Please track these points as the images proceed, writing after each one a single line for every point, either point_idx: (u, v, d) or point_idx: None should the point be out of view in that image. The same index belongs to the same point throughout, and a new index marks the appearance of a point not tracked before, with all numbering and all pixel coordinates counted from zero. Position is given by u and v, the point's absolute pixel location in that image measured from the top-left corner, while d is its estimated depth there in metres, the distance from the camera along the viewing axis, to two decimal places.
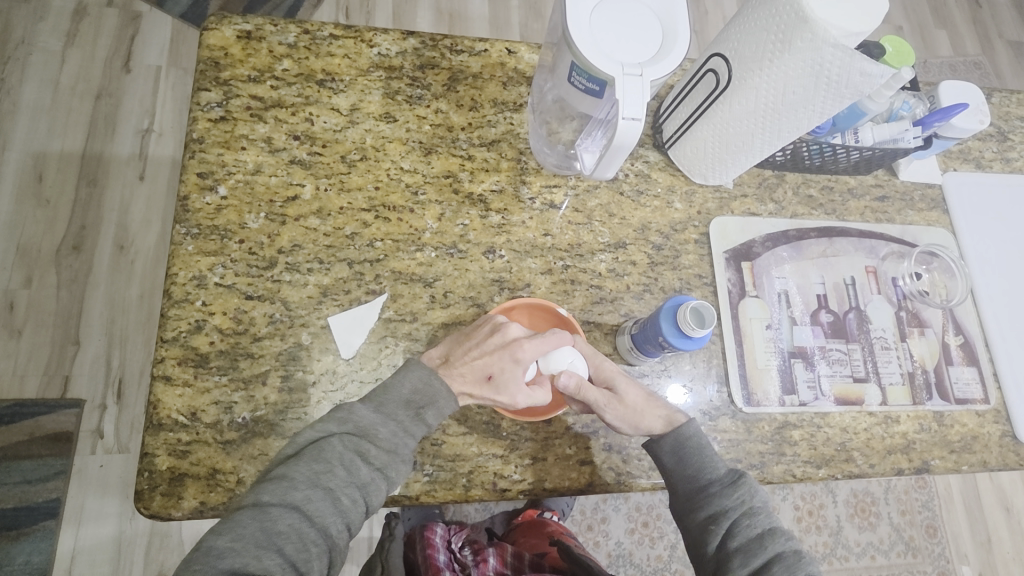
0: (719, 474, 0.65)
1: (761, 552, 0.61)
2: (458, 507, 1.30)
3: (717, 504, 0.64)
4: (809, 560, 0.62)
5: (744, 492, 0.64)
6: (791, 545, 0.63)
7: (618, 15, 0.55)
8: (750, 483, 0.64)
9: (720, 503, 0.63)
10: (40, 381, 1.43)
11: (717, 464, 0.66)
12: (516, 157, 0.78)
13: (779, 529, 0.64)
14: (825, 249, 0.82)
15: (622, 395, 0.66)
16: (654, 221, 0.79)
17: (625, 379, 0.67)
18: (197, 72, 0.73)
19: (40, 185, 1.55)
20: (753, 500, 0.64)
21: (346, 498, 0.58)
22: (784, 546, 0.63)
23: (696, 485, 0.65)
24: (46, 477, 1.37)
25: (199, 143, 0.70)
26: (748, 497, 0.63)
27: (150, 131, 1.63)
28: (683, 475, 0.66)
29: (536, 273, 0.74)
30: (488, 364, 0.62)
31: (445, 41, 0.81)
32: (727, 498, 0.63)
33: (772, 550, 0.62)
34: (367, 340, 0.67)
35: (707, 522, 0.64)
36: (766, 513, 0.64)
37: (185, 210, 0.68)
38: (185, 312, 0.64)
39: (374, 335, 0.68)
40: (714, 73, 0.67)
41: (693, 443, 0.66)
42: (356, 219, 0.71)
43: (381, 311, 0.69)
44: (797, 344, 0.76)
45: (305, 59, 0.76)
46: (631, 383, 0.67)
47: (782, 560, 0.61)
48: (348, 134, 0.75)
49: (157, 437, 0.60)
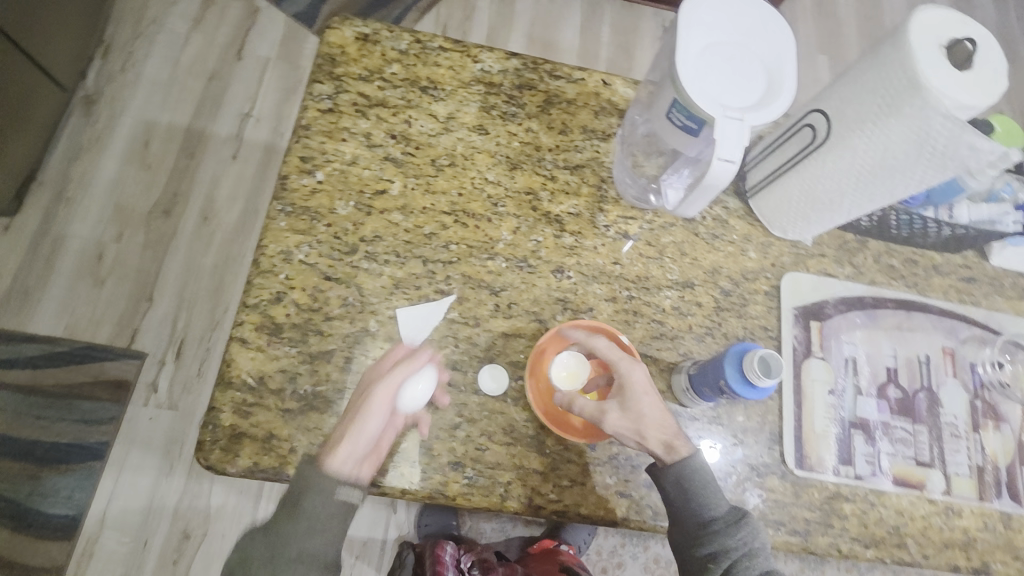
0: (721, 512, 0.64)
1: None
2: (475, 523, 1.30)
3: (721, 543, 0.63)
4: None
5: (747, 534, 0.63)
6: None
7: (727, 58, 0.56)
8: (755, 526, 0.64)
9: (723, 542, 0.63)
10: (113, 330, 1.53)
11: (720, 502, 0.64)
12: (597, 184, 0.80)
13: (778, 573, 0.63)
14: (901, 322, 0.78)
15: (633, 407, 0.65)
16: (725, 267, 0.78)
17: (645, 392, 0.66)
18: (315, 66, 0.79)
19: (146, 151, 1.68)
20: (754, 544, 0.63)
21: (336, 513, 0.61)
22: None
23: (700, 523, 0.64)
24: (101, 420, 1.45)
25: (306, 129, 0.75)
26: (750, 540, 0.63)
27: (249, 115, 1.75)
28: (687, 509, 0.64)
29: (600, 298, 0.74)
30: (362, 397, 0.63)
31: (545, 66, 0.84)
32: (733, 538, 0.62)
33: None
34: (430, 336, 0.69)
35: (708, 559, 0.63)
36: (765, 555, 0.63)
37: (284, 188, 0.72)
38: (268, 282, 0.68)
39: (437, 334, 0.70)
40: (812, 128, 0.67)
41: (698, 477, 0.64)
42: (436, 220, 0.74)
43: (446, 312, 0.71)
44: (860, 415, 0.73)
45: (413, 66, 0.81)
46: (650, 399, 0.66)
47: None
48: (442, 140, 0.78)
49: (225, 394, 0.63)
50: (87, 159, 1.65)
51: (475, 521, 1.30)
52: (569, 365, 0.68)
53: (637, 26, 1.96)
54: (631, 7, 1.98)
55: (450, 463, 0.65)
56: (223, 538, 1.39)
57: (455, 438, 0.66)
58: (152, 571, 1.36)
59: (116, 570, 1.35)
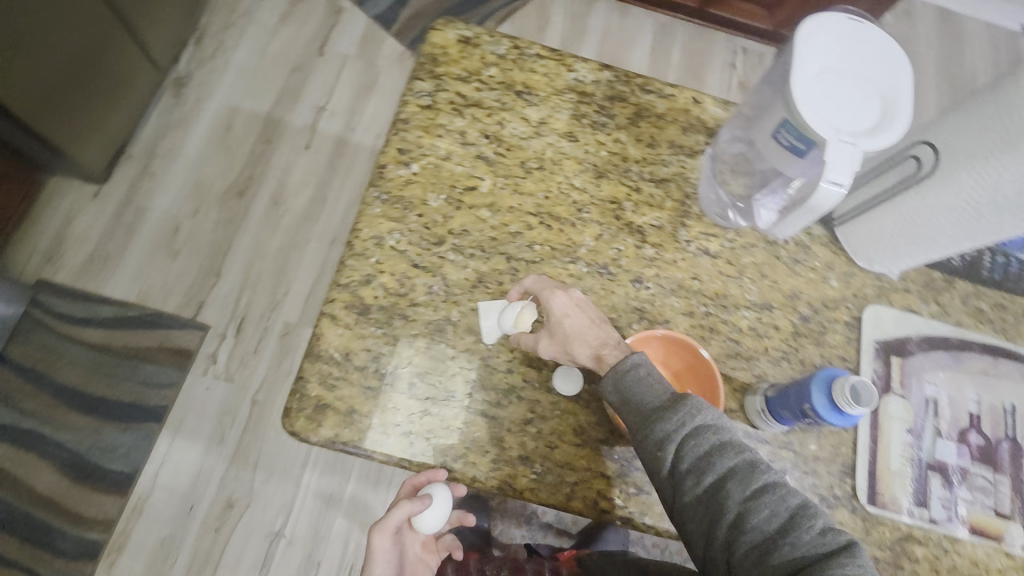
0: (657, 399, 0.62)
1: (710, 470, 0.57)
2: (506, 528, 1.33)
3: (657, 426, 0.60)
4: (765, 470, 0.56)
5: (684, 412, 0.59)
6: (744, 457, 0.57)
7: (841, 83, 0.56)
8: (693, 403, 0.60)
9: (661, 427, 0.59)
10: (181, 300, 1.60)
11: (655, 390, 0.62)
12: (681, 199, 0.80)
13: (730, 443, 0.58)
14: (988, 367, 0.76)
15: (558, 332, 0.67)
16: (805, 292, 0.78)
17: (566, 316, 0.67)
18: (417, 63, 0.82)
19: (226, 134, 1.77)
20: (695, 422, 0.59)
21: None
22: (735, 459, 0.57)
23: (642, 412, 0.62)
24: (162, 384, 1.52)
25: (405, 123, 0.78)
26: (688, 419, 0.59)
27: (325, 108, 1.82)
28: (628, 404, 0.63)
29: (677, 311, 0.75)
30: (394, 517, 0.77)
31: (638, 80, 0.86)
32: (667, 421, 0.59)
33: (724, 465, 0.57)
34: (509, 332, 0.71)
35: (655, 449, 0.60)
36: (714, 432, 0.58)
37: (381, 177, 0.75)
38: (359, 264, 0.71)
39: None
40: (916, 160, 0.66)
41: (626, 378, 0.63)
42: (522, 220, 0.76)
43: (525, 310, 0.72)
44: (938, 458, 0.71)
45: (510, 70, 0.83)
46: (573, 320, 0.67)
47: (734, 475, 0.56)
48: (532, 143, 0.80)
49: (313, 365, 0.66)
50: (173, 138, 1.75)
51: (506, 525, 1.33)
52: (516, 317, 0.69)
53: (708, 49, 1.95)
54: (704, 30, 1.97)
55: (520, 457, 0.67)
56: (264, 511, 1.43)
57: (526, 433, 0.68)
58: (195, 535, 1.41)
59: (163, 529, 1.41)
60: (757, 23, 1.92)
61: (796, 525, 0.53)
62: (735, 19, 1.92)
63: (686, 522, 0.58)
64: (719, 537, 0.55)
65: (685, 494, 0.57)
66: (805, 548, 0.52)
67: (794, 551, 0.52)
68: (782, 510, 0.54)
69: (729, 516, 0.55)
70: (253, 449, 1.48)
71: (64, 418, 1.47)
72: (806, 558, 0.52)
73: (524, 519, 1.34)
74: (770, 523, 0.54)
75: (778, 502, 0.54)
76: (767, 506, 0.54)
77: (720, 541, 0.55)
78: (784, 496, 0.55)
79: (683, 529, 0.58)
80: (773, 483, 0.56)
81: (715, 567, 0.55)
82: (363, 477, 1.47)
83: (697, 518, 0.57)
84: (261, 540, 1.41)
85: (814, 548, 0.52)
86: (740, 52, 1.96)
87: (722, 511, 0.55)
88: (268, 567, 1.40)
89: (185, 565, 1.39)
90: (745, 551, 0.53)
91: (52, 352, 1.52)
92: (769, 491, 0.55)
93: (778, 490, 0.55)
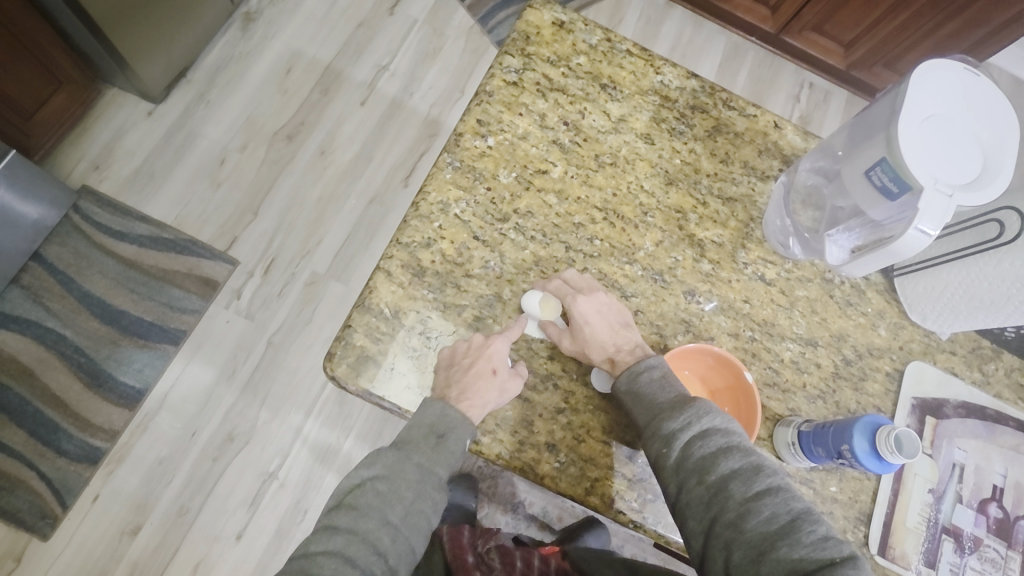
0: (669, 399, 0.63)
1: (713, 469, 0.58)
2: (491, 512, 1.35)
3: (664, 424, 0.61)
4: (769, 473, 0.56)
5: (691, 413, 0.61)
6: (749, 460, 0.57)
7: (947, 132, 0.55)
8: (701, 405, 0.61)
9: (668, 425, 0.61)
10: (215, 231, 1.61)
11: (666, 393, 0.64)
12: (746, 221, 0.79)
13: (736, 445, 0.58)
14: (1020, 444, 0.75)
15: (579, 334, 0.68)
16: (852, 335, 0.77)
17: (588, 321, 0.68)
18: (509, 39, 0.82)
19: (286, 76, 1.77)
20: (702, 423, 0.60)
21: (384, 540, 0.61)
22: (739, 461, 0.57)
23: (652, 410, 0.64)
24: (184, 309, 1.54)
25: (488, 96, 0.79)
26: (694, 419, 0.61)
27: (386, 69, 1.81)
28: (640, 402, 0.65)
29: (722, 330, 0.75)
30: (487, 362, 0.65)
31: (722, 94, 0.84)
32: (672, 418, 0.61)
33: (726, 467, 0.57)
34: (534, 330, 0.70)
35: (662, 446, 0.61)
36: (722, 434, 0.59)
37: (456, 145, 0.75)
38: (422, 227, 0.71)
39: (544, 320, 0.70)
40: (998, 227, 0.65)
41: (640, 380, 0.65)
42: (586, 213, 0.76)
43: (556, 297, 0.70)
44: (954, 523, 0.71)
45: (599, 61, 0.83)
46: (595, 325, 0.68)
47: (737, 475, 0.57)
48: (609, 138, 0.80)
49: (361, 316, 0.67)
50: (234, 71, 1.75)
51: (492, 509, 1.34)
52: (543, 305, 0.69)
53: (774, 79, 1.92)
54: (774, 58, 1.94)
55: (547, 443, 0.67)
56: (261, 451, 1.45)
57: (556, 422, 0.68)
58: (192, 461, 1.43)
59: (162, 449, 1.43)
60: (829, 61, 1.87)
61: (796, 528, 0.53)
62: (808, 52, 1.88)
63: (686, 519, 0.58)
64: (717, 534, 0.55)
65: (688, 492, 0.58)
66: (804, 552, 0.51)
67: (792, 553, 0.51)
68: (783, 512, 0.54)
69: (729, 514, 0.55)
70: (261, 388, 1.49)
71: (85, 324, 1.49)
72: (807, 561, 0.51)
73: (510, 506, 1.35)
74: (769, 524, 0.54)
75: (778, 505, 0.54)
76: (767, 508, 0.54)
77: (718, 539, 0.55)
78: (786, 500, 0.55)
79: (684, 527, 0.59)
80: (775, 486, 0.55)
81: (714, 566, 0.55)
82: (361, 436, 1.48)
83: (697, 515, 0.57)
84: (254, 478, 1.43)
85: (812, 553, 0.51)
86: (806, 86, 1.92)
87: (723, 508, 0.56)
88: (256, 506, 1.42)
89: (177, 488, 1.41)
90: (743, 550, 0.53)
91: (84, 259, 1.54)
92: (770, 493, 0.55)
93: (779, 493, 0.55)
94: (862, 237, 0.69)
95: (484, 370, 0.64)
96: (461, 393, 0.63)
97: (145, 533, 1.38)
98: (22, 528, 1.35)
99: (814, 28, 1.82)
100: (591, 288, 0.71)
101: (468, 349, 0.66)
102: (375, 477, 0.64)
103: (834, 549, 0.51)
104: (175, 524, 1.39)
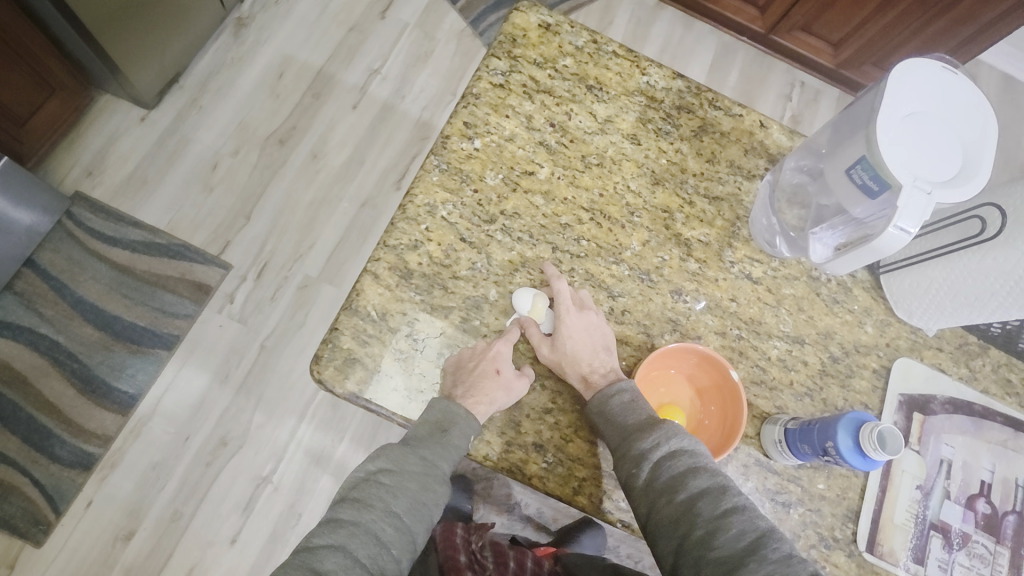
0: (637, 422, 0.64)
1: (682, 489, 0.58)
2: (486, 513, 1.35)
3: (634, 445, 0.62)
4: (735, 493, 0.57)
5: (660, 433, 0.61)
6: (716, 480, 0.58)
7: (929, 130, 0.56)
8: (668, 427, 0.62)
9: (638, 444, 0.61)
10: (208, 236, 1.61)
11: (635, 416, 0.64)
12: (732, 220, 0.80)
13: (703, 465, 0.59)
14: (1007, 440, 0.76)
15: (559, 346, 0.68)
16: (839, 333, 0.78)
17: (571, 335, 0.67)
18: (496, 41, 0.82)
19: (278, 81, 1.77)
20: (671, 443, 0.61)
21: (387, 529, 0.59)
22: (707, 480, 0.58)
23: (623, 433, 0.64)
24: (177, 314, 1.54)
25: (475, 98, 0.79)
26: (664, 439, 0.61)
27: (377, 72, 1.82)
28: (609, 425, 0.65)
29: (710, 329, 0.75)
30: (495, 361, 0.66)
31: (708, 94, 0.85)
32: (642, 439, 0.61)
33: (695, 486, 0.58)
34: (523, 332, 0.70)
35: (632, 466, 0.61)
36: (690, 454, 0.60)
37: (443, 147, 0.76)
38: (410, 229, 0.72)
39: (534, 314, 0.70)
40: (981, 222, 0.66)
41: (609, 405, 0.65)
42: (573, 213, 0.76)
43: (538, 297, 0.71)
44: (942, 519, 0.71)
45: (585, 63, 0.83)
46: (577, 341, 0.67)
47: (705, 494, 0.57)
48: (596, 139, 0.80)
49: (349, 319, 0.67)
50: (226, 76, 1.75)
51: (487, 510, 1.34)
52: (532, 306, 0.70)
53: (765, 78, 1.93)
54: (764, 57, 1.94)
55: (534, 444, 0.67)
56: (255, 455, 1.45)
57: (543, 422, 0.68)
58: (186, 466, 1.43)
59: (155, 454, 1.43)
60: (819, 60, 1.88)
61: (762, 545, 0.53)
62: (798, 51, 1.89)
63: (657, 539, 0.58)
64: (687, 553, 0.55)
65: (658, 512, 0.58)
66: (770, 568, 0.52)
67: (760, 569, 0.52)
68: (750, 530, 0.55)
69: (698, 532, 0.56)
70: (255, 392, 1.49)
71: (78, 330, 1.49)
72: None
73: (505, 507, 1.35)
74: (739, 542, 0.54)
75: (745, 522, 0.55)
76: (736, 525, 0.55)
77: (688, 557, 0.55)
78: (751, 518, 0.56)
79: (656, 548, 0.59)
80: (740, 505, 0.57)
81: None
82: (355, 439, 1.48)
83: (667, 534, 0.57)
84: (248, 482, 1.43)
85: (778, 569, 0.52)
86: (797, 85, 1.93)
87: (692, 527, 0.56)
88: (250, 510, 1.41)
89: (171, 494, 1.41)
90: (712, 568, 0.53)
91: (77, 264, 1.54)
92: (736, 511, 0.56)
93: (745, 512, 0.56)
94: (846, 235, 0.70)
95: (488, 370, 0.66)
96: (466, 392, 0.64)
97: (139, 538, 1.37)
98: (16, 535, 1.34)
99: (804, 28, 1.83)
100: (581, 304, 0.71)
101: (472, 354, 0.67)
102: (379, 471, 0.63)
103: (800, 567, 0.52)
104: (169, 529, 1.38)
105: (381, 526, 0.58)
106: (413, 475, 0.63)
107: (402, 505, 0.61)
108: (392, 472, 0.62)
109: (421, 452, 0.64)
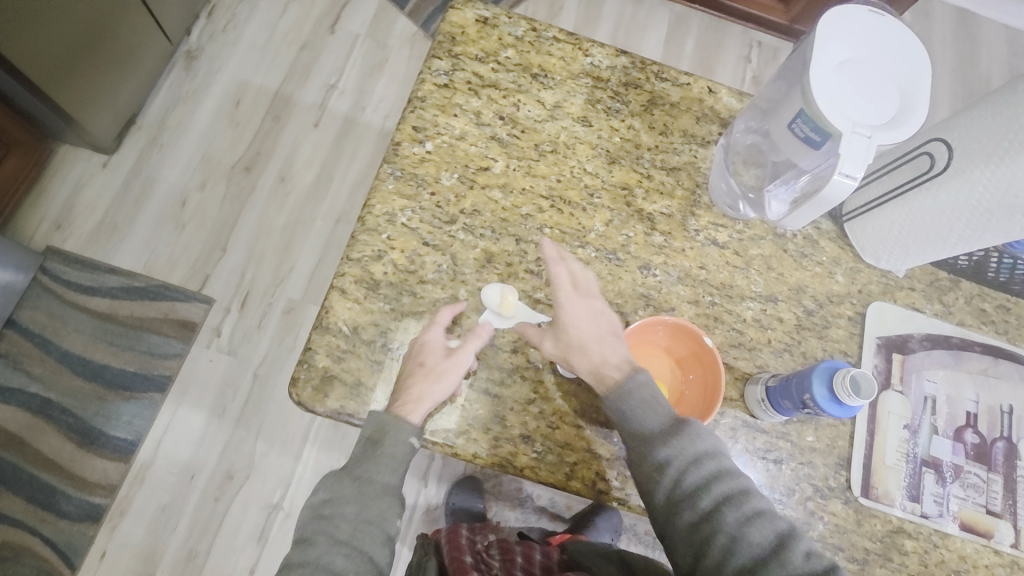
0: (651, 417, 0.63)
1: (683, 480, 0.60)
2: (500, 510, 1.36)
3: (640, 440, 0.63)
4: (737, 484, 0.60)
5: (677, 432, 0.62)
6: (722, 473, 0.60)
7: (863, 74, 0.56)
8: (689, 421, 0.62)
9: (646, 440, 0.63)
10: (186, 273, 1.61)
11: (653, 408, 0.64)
12: (692, 188, 0.80)
13: (711, 457, 0.61)
14: (987, 368, 0.77)
15: (564, 336, 0.67)
16: (811, 286, 0.78)
17: (575, 323, 0.68)
18: (435, 42, 0.82)
19: (236, 109, 1.76)
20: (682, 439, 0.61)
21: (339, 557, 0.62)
22: (711, 474, 0.60)
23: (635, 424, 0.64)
24: (166, 355, 1.53)
25: (421, 101, 0.79)
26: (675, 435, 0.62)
27: (335, 87, 1.81)
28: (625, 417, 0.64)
29: (682, 299, 0.75)
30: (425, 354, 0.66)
31: (653, 67, 0.85)
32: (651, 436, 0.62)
33: (696, 478, 0.60)
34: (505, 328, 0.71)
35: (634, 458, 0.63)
36: (699, 448, 0.61)
37: (395, 154, 0.76)
38: (372, 240, 0.71)
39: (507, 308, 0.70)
40: (930, 157, 0.66)
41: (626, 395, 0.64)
42: (533, 203, 0.76)
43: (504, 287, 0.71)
44: (933, 455, 0.72)
45: (527, 52, 0.83)
46: (582, 329, 0.68)
47: (705, 486, 0.60)
48: (547, 126, 0.80)
49: (322, 337, 0.67)
50: (183, 111, 1.74)
51: (500, 507, 1.35)
52: (500, 297, 0.70)
53: (721, 42, 1.93)
54: (718, 22, 1.95)
55: (521, 436, 0.67)
56: (262, 484, 1.45)
57: (528, 413, 0.68)
58: (194, 504, 1.43)
59: (162, 497, 1.43)
60: (773, 18, 1.91)
61: (750, 532, 0.57)
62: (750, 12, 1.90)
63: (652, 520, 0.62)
64: (676, 532, 0.60)
65: (656, 498, 0.61)
66: (754, 552, 0.57)
67: (743, 554, 0.57)
68: (741, 518, 0.58)
69: (689, 518, 0.59)
70: (254, 422, 1.49)
71: (69, 384, 1.49)
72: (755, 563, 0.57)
73: (518, 502, 1.36)
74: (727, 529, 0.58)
75: (739, 512, 0.58)
76: (731, 515, 0.58)
77: (676, 535, 0.60)
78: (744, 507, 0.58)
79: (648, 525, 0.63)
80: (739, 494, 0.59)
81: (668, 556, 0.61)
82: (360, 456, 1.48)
83: (661, 517, 0.61)
84: (258, 512, 1.43)
85: (764, 554, 0.57)
86: (754, 46, 1.93)
87: (685, 512, 0.60)
88: (265, 539, 1.42)
89: (183, 533, 1.41)
90: (696, 548, 0.59)
91: (58, 319, 1.53)
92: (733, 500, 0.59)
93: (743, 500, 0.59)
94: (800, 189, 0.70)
95: (415, 365, 0.65)
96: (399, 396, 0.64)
97: None
98: None
99: None
100: (586, 291, 0.71)
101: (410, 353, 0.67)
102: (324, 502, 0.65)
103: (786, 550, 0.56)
104: (186, 569, 1.39)
105: (331, 558, 0.62)
106: (351, 497, 0.65)
107: (346, 531, 0.63)
108: (332, 501, 0.65)
109: (356, 472, 0.66)
